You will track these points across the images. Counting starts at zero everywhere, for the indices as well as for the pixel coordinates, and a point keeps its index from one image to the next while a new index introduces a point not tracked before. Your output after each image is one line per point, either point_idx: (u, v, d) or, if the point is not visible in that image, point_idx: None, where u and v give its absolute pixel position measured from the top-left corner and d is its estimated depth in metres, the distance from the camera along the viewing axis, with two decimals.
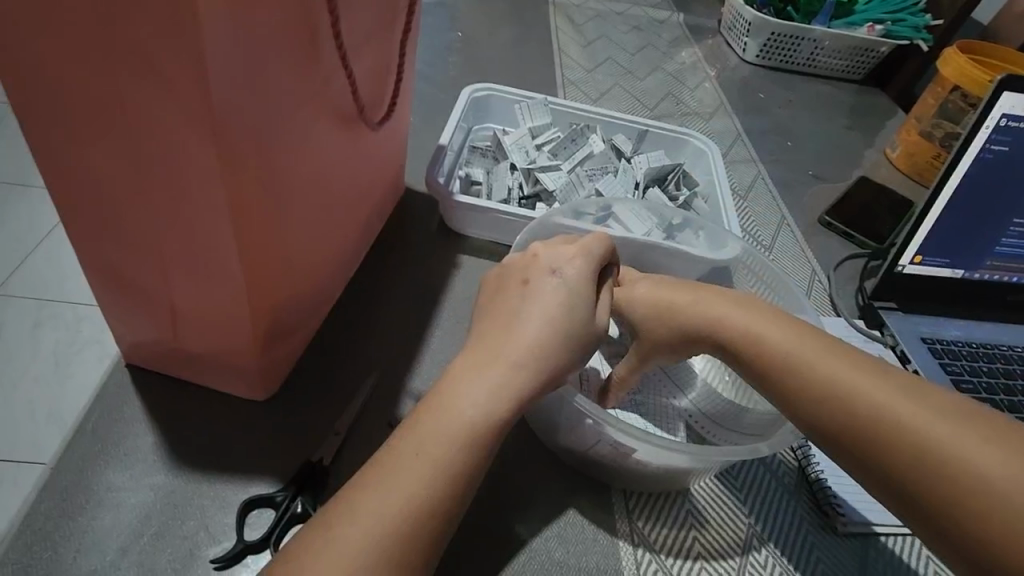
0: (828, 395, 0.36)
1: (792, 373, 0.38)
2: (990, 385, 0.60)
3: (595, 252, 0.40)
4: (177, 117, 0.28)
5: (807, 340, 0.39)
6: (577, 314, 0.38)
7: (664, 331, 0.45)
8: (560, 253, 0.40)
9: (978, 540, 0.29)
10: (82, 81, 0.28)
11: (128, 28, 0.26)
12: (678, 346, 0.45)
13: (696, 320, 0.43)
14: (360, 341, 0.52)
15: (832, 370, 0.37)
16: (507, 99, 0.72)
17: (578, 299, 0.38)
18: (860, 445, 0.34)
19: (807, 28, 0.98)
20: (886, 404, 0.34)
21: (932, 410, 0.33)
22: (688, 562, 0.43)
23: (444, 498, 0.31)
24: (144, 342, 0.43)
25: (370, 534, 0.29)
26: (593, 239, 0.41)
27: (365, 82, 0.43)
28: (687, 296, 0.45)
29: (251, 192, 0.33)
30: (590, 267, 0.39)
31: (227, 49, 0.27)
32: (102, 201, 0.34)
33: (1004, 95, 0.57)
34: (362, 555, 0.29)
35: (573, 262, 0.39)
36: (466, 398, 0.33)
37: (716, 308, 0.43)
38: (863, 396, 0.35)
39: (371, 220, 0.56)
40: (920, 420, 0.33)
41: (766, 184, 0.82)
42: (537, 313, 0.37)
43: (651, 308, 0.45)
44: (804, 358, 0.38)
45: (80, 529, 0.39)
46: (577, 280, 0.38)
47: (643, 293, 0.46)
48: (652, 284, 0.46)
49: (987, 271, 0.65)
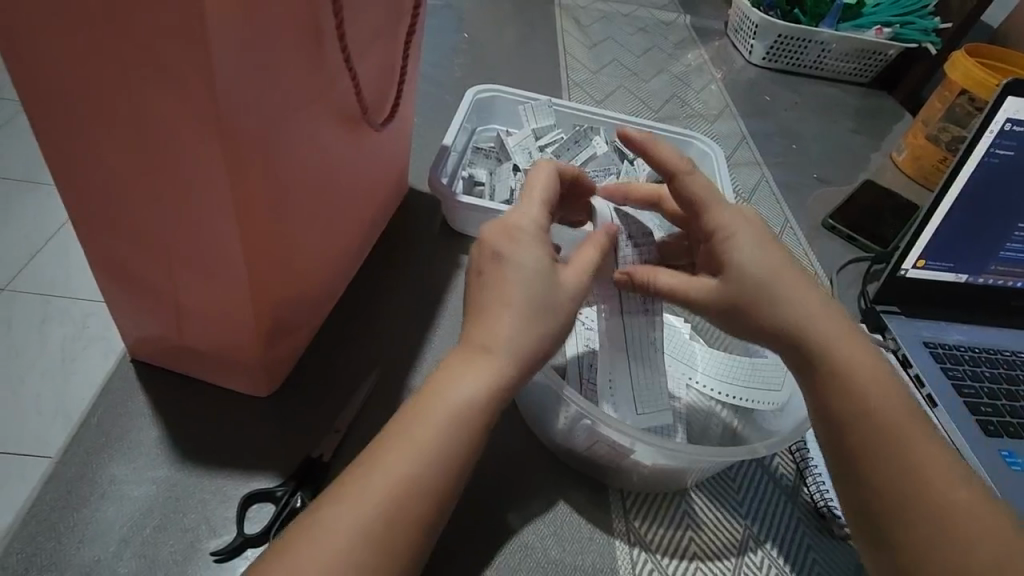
0: (866, 417, 0.36)
1: (833, 372, 0.37)
2: (993, 390, 0.60)
3: (548, 242, 0.38)
4: (183, 118, 0.29)
5: (859, 345, 0.38)
6: (551, 296, 0.36)
7: (757, 301, 0.39)
8: (523, 232, 0.37)
9: (943, 552, 0.32)
10: (91, 80, 0.29)
11: (139, 31, 0.26)
12: (748, 322, 0.39)
13: (788, 316, 0.38)
14: (362, 339, 0.52)
15: (871, 382, 0.37)
16: (511, 100, 0.73)
17: (538, 282, 0.35)
18: (868, 456, 0.35)
19: (815, 30, 0.98)
20: (904, 428, 0.36)
21: (945, 459, 0.35)
22: (683, 562, 0.44)
23: (438, 493, 0.32)
24: (150, 337, 0.44)
25: (356, 528, 0.30)
26: (517, 216, 0.38)
27: (371, 83, 0.44)
28: (785, 276, 0.39)
29: (256, 192, 0.34)
30: (547, 255, 0.37)
31: (232, 53, 0.27)
32: (110, 199, 0.35)
33: (1008, 100, 0.56)
34: (350, 539, 0.29)
35: (518, 251, 0.36)
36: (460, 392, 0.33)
37: (807, 310, 0.39)
38: (887, 415, 0.36)
39: (374, 220, 0.57)
40: (928, 452, 0.35)
41: (770, 186, 0.82)
42: (505, 290, 0.35)
43: (749, 277, 0.39)
44: (853, 369, 0.37)
45: (83, 520, 0.39)
46: (534, 264, 0.36)
47: (743, 261, 0.40)
48: (756, 249, 0.40)
49: (991, 275, 0.65)
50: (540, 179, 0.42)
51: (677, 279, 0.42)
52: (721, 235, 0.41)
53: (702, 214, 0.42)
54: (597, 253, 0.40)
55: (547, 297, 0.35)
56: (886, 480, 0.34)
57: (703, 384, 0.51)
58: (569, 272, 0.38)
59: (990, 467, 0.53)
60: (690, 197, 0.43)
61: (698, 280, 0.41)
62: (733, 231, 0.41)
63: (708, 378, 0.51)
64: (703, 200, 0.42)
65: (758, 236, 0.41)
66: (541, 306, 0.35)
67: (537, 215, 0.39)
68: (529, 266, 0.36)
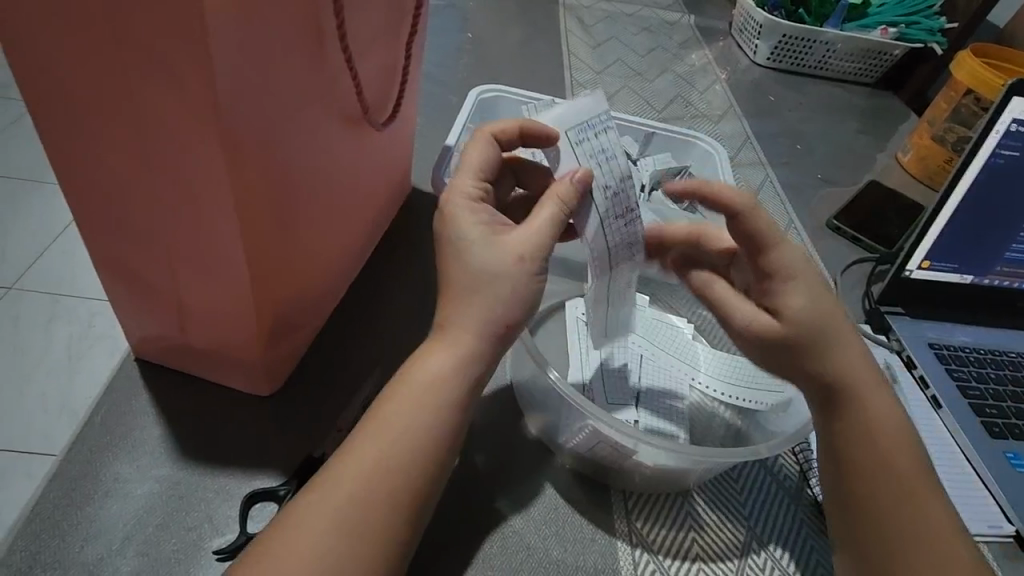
0: (879, 463, 0.40)
1: (846, 398, 0.41)
2: (998, 391, 0.59)
3: (486, 215, 0.39)
4: (185, 116, 0.29)
5: (871, 373, 0.42)
6: (493, 262, 0.36)
7: (813, 347, 0.40)
8: (461, 214, 0.38)
9: None
10: (93, 79, 0.29)
11: (141, 32, 0.26)
12: (800, 362, 0.40)
13: (827, 363, 0.40)
14: (364, 338, 0.53)
15: (872, 400, 0.41)
16: (514, 100, 0.73)
17: (481, 257, 0.36)
18: (856, 462, 0.40)
19: (819, 30, 0.98)
20: (891, 442, 0.41)
21: (938, 511, 0.39)
22: (685, 563, 0.44)
23: (415, 475, 0.35)
24: (153, 336, 0.44)
25: (334, 512, 0.33)
26: (457, 201, 0.39)
27: (373, 82, 0.44)
28: (839, 327, 0.40)
29: (258, 192, 0.34)
30: (483, 226, 0.38)
31: (233, 52, 0.27)
32: (113, 199, 0.35)
33: (1013, 100, 0.56)
34: (339, 511, 0.33)
35: (458, 225, 0.38)
36: (428, 371, 0.36)
37: (846, 354, 0.41)
38: (882, 430, 0.41)
39: (376, 219, 0.57)
40: (908, 465, 0.40)
41: (774, 186, 0.82)
42: (457, 271, 0.37)
43: (809, 323, 0.40)
44: (876, 417, 0.41)
45: (86, 518, 0.40)
46: (472, 236, 0.37)
47: (802, 305, 0.40)
48: (813, 293, 0.40)
49: (997, 276, 0.64)
50: (476, 156, 0.42)
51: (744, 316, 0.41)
52: (783, 277, 0.41)
53: (766, 253, 0.41)
54: (555, 206, 0.38)
55: (487, 265, 0.36)
56: (872, 486, 0.40)
57: (705, 385, 0.51)
58: (513, 235, 0.37)
59: (995, 469, 0.53)
60: (753, 235, 0.42)
61: (760, 315, 0.41)
62: (796, 273, 0.41)
63: (711, 379, 0.51)
64: (765, 239, 0.41)
65: (815, 280, 0.41)
66: (488, 274, 0.36)
67: (473, 193, 0.40)
68: (468, 239, 0.37)
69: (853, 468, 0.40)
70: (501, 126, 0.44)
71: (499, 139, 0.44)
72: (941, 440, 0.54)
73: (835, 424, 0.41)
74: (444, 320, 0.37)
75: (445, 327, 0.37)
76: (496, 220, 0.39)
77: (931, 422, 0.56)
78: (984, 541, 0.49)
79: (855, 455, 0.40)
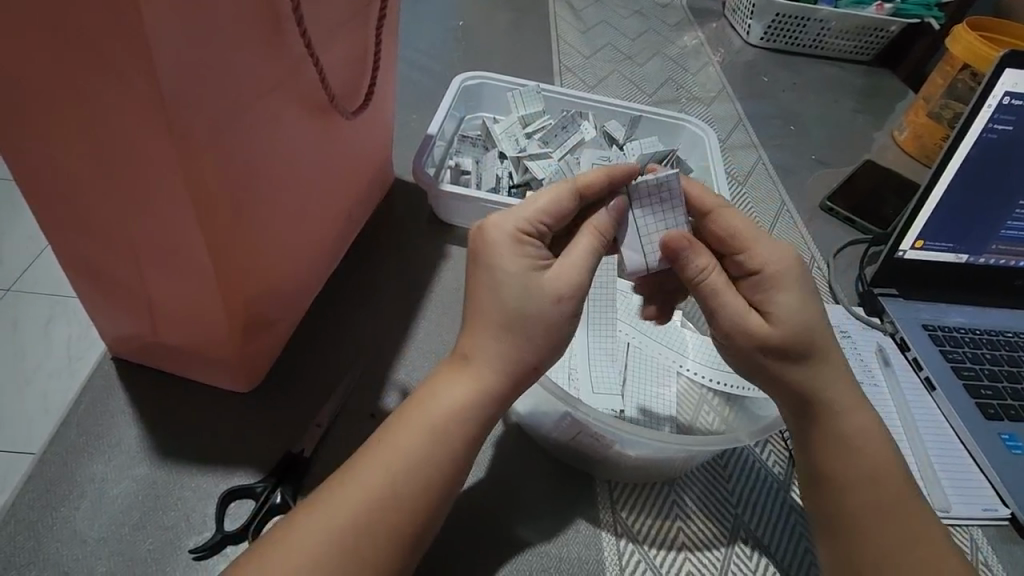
0: (850, 478, 0.39)
1: (820, 413, 0.39)
2: (994, 372, 0.58)
3: (532, 248, 0.35)
4: (128, 109, 0.28)
5: (851, 388, 0.40)
6: (514, 286, 0.34)
7: (809, 352, 0.37)
8: (503, 244, 0.35)
9: None
10: (29, 72, 0.28)
11: (72, 24, 0.25)
12: (788, 365, 0.37)
13: (816, 376, 0.38)
14: (341, 332, 0.52)
15: (853, 413, 0.39)
16: (498, 86, 0.71)
17: (512, 279, 0.34)
18: (839, 473, 0.39)
19: (813, 8, 0.96)
20: (874, 453, 0.39)
21: (919, 522, 0.39)
22: (671, 554, 0.43)
23: (416, 481, 0.33)
24: (126, 335, 0.44)
25: (329, 537, 0.31)
26: (495, 226, 0.35)
27: (338, 70, 0.43)
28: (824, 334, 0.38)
29: (213, 186, 0.33)
30: (527, 258, 0.35)
31: (172, 38, 0.26)
32: (69, 197, 0.34)
33: (1006, 71, 0.54)
34: (336, 517, 0.32)
35: (498, 259, 0.34)
36: (441, 404, 0.35)
37: (832, 373, 0.39)
38: (864, 444, 0.39)
39: (354, 212, 0.56)
40: (894, 473, 0.39)
41: (766, 168, 0.80)
42: (483, 292, 0.35)
43: (801, 326, 0.37)
44: (857, 430, 0.39)
45: (62, 520, 0.39)
46: (510, 269, 0.34)
47: (788, 312, 0.37)
48: (801, 301, 0.37)
49: (993, 255, 0.63)
50: (545, 199, 0.37)
51: (732, 313, 0.37)
52: (766, 280, 0.38)
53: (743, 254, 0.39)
54: (591, 240, 0.36)
55: (496, 288, 0.34)
56: (855, 498, 0.39)
57: (694, 371, 0.51)
58: (554, 269, 0.35)
59: (989, 452, 0.52)
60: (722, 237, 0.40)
61: (749, 313, 0.37)
62: (780, 278, 0.38)
63: (701, 365, 0.51)
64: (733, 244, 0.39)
65: (799, 283, 0.38)
66: (506, 295, 0.34)
67: (529, 227, 0.36)
68: (501, 266, 0.34)
69: (836, 481, 0.39)
70: (587, 180, 0.38)
71: (583, 198, 0.38)
72: (934, 424, 0.54)
73: (822, 439, 0.39)
74: (468, 349, 0.35)
75: (470, 360, 0.35)
76: (546, 256, 0.36)
77: (925, 406, 0.55)
78: (977, 524, 0.49)
79: (837, 466, 0.39)
